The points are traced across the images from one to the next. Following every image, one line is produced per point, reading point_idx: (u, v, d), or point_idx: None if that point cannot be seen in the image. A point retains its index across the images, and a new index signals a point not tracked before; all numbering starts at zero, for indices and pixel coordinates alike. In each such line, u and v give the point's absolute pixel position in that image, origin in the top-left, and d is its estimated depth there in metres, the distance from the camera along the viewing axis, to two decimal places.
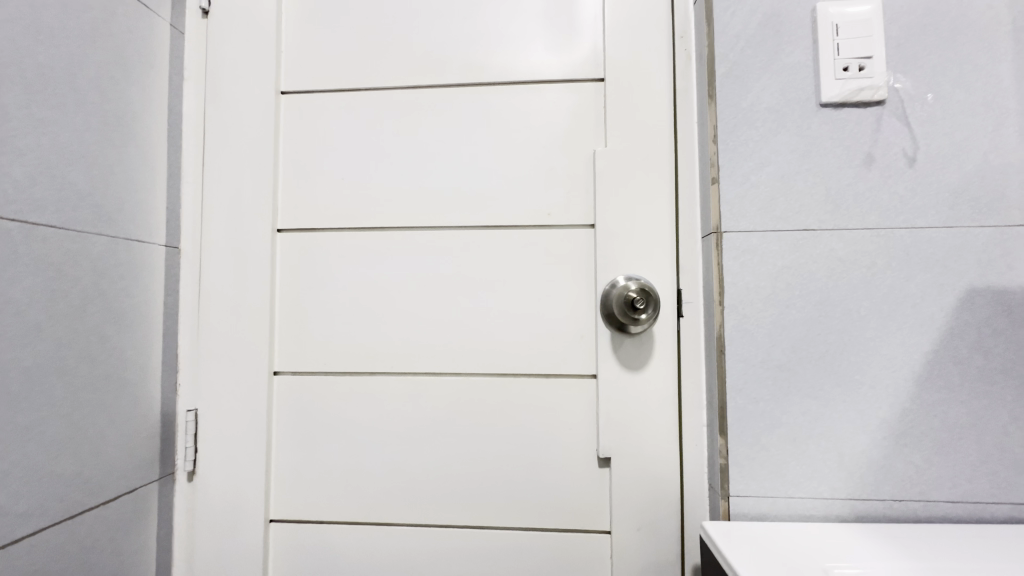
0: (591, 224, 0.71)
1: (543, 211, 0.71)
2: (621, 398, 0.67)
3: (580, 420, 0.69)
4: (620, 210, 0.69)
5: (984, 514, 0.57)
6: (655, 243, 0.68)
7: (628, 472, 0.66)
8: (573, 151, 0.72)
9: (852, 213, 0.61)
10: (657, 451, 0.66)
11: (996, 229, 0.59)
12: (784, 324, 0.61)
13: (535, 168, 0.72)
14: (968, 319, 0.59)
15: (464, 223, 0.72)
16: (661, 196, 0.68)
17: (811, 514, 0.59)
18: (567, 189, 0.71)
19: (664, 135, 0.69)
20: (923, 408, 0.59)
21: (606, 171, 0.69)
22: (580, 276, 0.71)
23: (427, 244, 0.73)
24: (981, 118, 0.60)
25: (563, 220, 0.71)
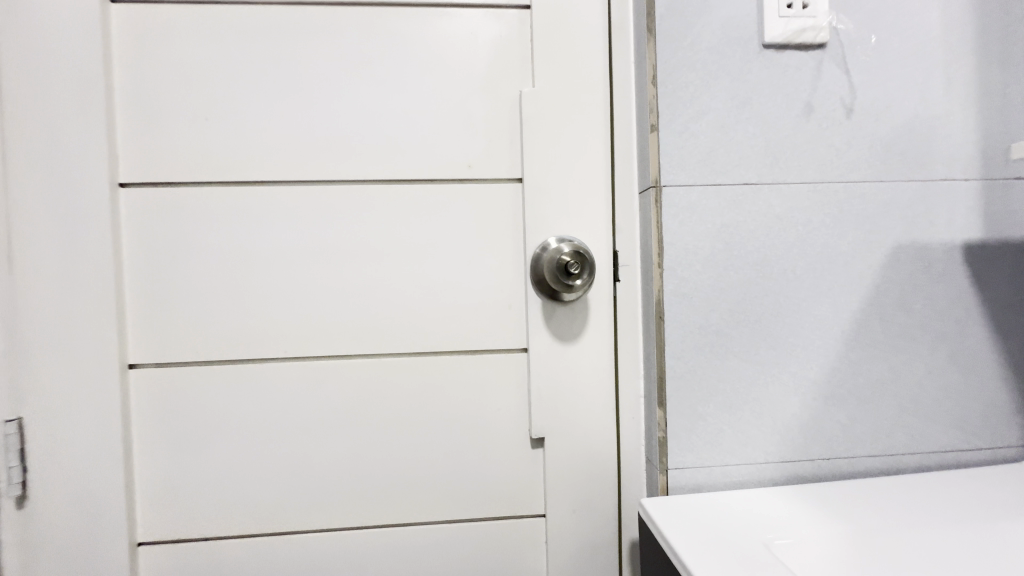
0: (518, 178, 0.62)
1: (462, 162, 0.61)
2: (553, 372, 0.61)
3: (507, 401, 0.62)
4: (549, 162, 0.60)
5: (899, 465, 0.59)
6: (589, 200, 0.61)
7: (561, 452, 0.61)
8: (495, 92, 0.61)
9: (791, 165, 0.57)
10: (590, 428, 0.61)
11: (921, 184, 0.58)
12: (721, 287, 0.57)
13: (451, 112, 0.61)
14: (892, 277, 0.59)
15: (369, 176, 0.60)
16: (595, 146, 0.60)
17: (745, 480, 0.58)
18: (489, 137, 0.61)
19: (598, 75, 0.60)
20: (850, 367, 0.58)
21: (533, 116, 0.60)
22: (506, 239, 0.62)
23: (321, 203, 0.60)
24: (914, 69, 0.58)
25: (486, 174, 0.61)
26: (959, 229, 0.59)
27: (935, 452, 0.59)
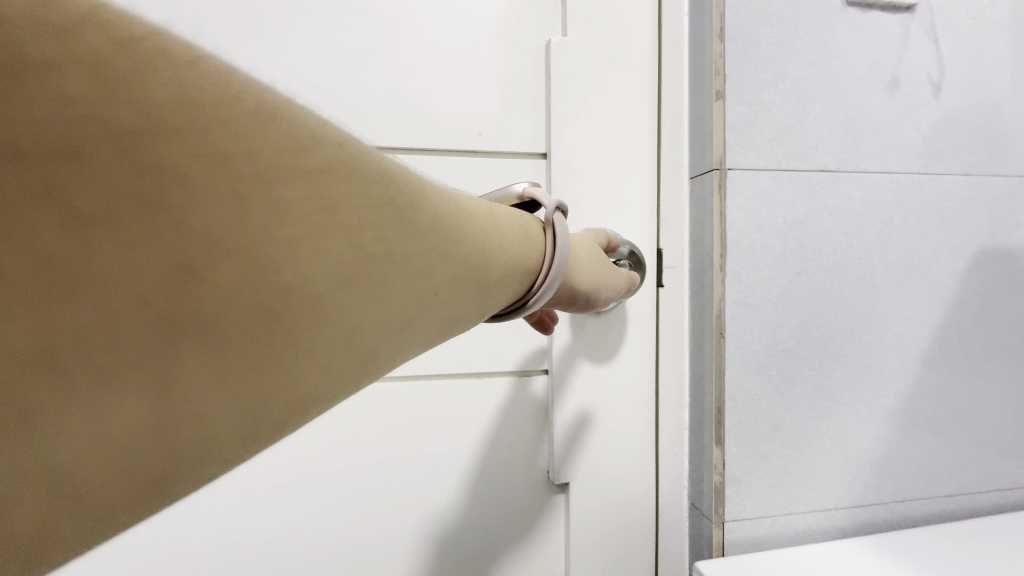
0: (540, 155, 0.49)
1: (470, 130, 0.47)
2: (585, 399, 0.49)
3: (525, 437, 0.50)
4: (582, 133, 0.48)
5: (973, 505, 0.51)
6: (628, 185, 0.49)
7: (590, 499, 0.50)
8: (514, 41, 0.48)
9: (872, 151, 0.47)
10: (625, 469, 0.50)
11: (1008, 179, 0.50)
12: (792, 297, 0.46)
13: (458, 61, 0.47)
14: (975, 287, 0.50)
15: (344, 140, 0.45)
16: (639, 118, 0.49)
17: (811, 531, 0.48)
18: (506, 98, 0.48)
19: (642, 30, 0.49)
20: (927, 392, 0.50)
21: (563, 74, 0.47)
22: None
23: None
24: (1004, 44, 0.50)
25: (500, 147, 0.48)
26: None
27: (1010, 488, 0.52)
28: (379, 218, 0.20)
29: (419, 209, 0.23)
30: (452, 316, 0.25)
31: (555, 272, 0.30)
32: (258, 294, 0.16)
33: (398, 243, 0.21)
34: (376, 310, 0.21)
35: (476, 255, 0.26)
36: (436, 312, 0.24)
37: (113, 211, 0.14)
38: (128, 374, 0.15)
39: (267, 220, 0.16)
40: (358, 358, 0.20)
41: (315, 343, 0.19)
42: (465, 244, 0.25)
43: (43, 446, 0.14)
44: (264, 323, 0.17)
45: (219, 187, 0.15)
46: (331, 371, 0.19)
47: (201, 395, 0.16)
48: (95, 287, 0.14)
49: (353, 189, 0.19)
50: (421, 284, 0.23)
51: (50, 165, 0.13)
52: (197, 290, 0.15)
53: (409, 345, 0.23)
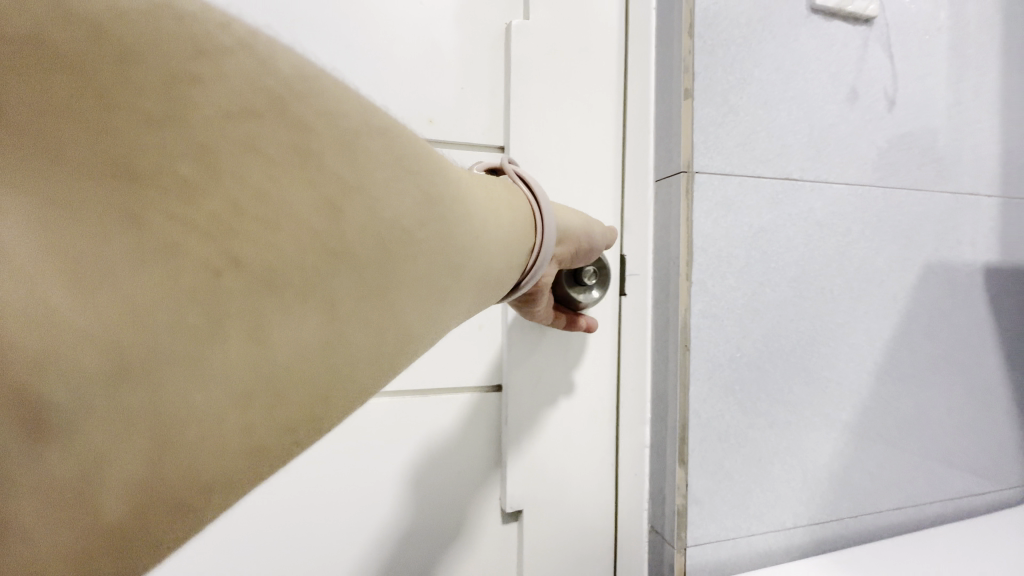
0: (498, 148, 0.45)
1: (420, 116, 0.43)
2: (542, 418, 0.45)
3: (476, 459, 0.46)
4: (544, 126, 0.44)
5: (919, 517, 0.51)
6: (592, 185, 0.45)
7: (544, 530, 0.46)
8: (472, 21, 0.44)
9: (833, 161, 0.47)
10: (582, 495, 0.46)
11: (952, 197, 0.52)
12: (756, 308, 0.45)
13: (408, 38, 0.42)
14: (923, 300, 0.51)
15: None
16: (606, 113, 0.45)
17: (772, 552, 0.46)
18: (462, 83, 0.44)
19: (610, 18, 0.45)
20: (880, 405, 0.49)
21: (525, 60, 0.43)
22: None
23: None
24: (949, 65, 0.51)
25: (453, 136, 0.44)
26: (982, 250, 0.53)
27: (952, 499, 0.53)
28: (440, 174, 0.23)
29: (462, 176, 0.26)
30: (501, 272, 0.28)
31: (543, 246, 0.30)
32: (377, 224, 0.19)
33: (456, 198, 0.24)
34: (453, 250, 0.23)
35: (507, 218, 0.28)
36: (491, 264, 0.26)
37: (283, 158, 0.17)
38: (310, 289, 0.17)
39: (375, 165, 0.20)
40: (443, 293, 0.23)
41: (415, 273, 0.21)
42: (498, 208, 0.28)
43: (251, 357, 0.16)
44: (385, 252, 0.20)
45: (341, 137, 0.18)
46: (424, 300, 0.22)
47: (355, 316, 0.19)
48: (278, 218, 0.17)
49: (420, 147, 0.22)
50: (476, 236, 0.25)
51: (246, 126, 0.16)
52: (339, 219, 0.18)
53: (472, 292, 0.26)
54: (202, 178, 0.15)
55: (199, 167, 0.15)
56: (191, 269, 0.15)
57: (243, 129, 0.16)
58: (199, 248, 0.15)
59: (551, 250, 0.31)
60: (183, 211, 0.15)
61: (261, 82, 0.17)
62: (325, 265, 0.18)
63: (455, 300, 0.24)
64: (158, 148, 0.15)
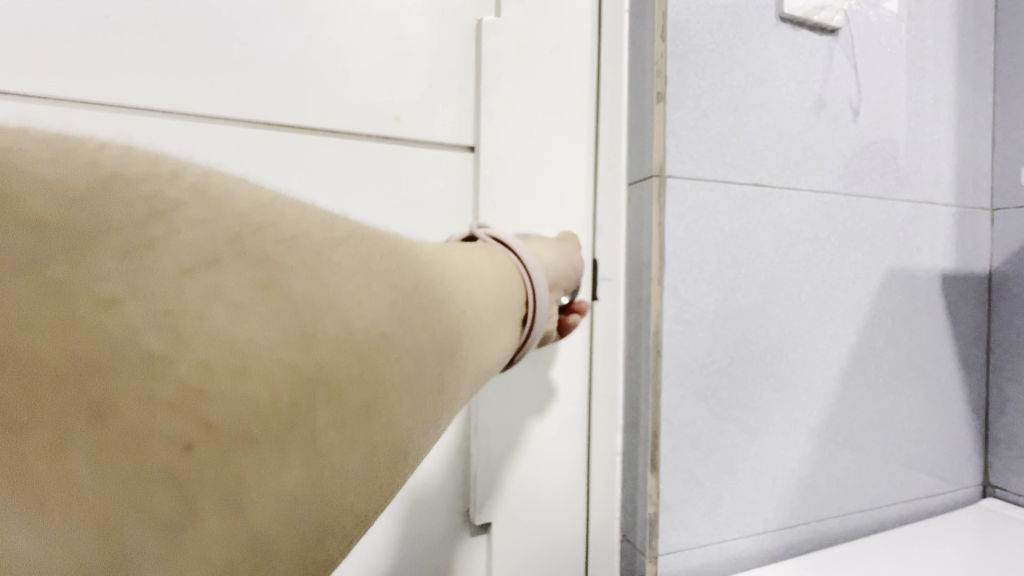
0: (467, 148, 0.44)
1: (386, 112, 0.41)
2: (514, 426, 0.44)
3: (444, 467, 0.45)
4: (515, 126, 0.43)
5: (882, 519, 0.52)
6: (563, 187, 0.45)
7: (513, 541, 0.45)
8: (442, 17, 0.43)
9: (800, 169, 0.47)
10: (553, 505, 0.45)
11: (912, 205, 0.53)
12: (727, 313, 0.44)
13: (375, 32, 0.41)
14: (885, 306, 0.52)
15: (227, 114, 0.37)
16: (580, 115, 0.45)
17: (742, 558, 0.46)
18: (431, 80, 0.43)
19: (585, 19, 0.45)
20: (846, 410, 0.50)
21: (495, 59, 0.43)
22: (447, 232, 0.44)
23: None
24: (909, 78, 0.53)
25: (421, 134, 0.43)
26: (939, 257, 0.55)
27: (912, 500, 0.54)
28: (412, 260, 0.22)
29: (434, 257, 0.25)
30: (493, 340, 0.27)
31: (537, 293, 0.32)
32: (357, 338, 0.18)
33: (435, 278, 0.23)
34: (443, 335, 0.22)
35: (488, 285, 0.28)
36: (482, 335, 0.25)
37: (246, 297, 0.16)
38: (290, 432, 0.16)
39: (343, 275, 0.18)
40: (439, 384, 0.21)
41: (406, 375, 0.19)
42: (477, 276, 0.27)
43: (230, 525, 0.14)
44: (368, 365, 0.18)
45: (304, 258, 0.18)
46: (421, 399, 0.20)
47: (344, 445, 0.17)
48: (248, 366, 0.15)
49: (385, 239, 0.21)
50: (461, 312, 0.24)
51: (202, 276, 0.15)
52: (316, 346, 0.17)
53: (470, 372, 0.24)
54: (165, 348, 0.14)
55: (162, 337, 0.14)
56: (155, 454, 0.14)
57: (202, 282, 0.15)
58: (165, 424, 0.14)
59: (545, 298, 0.32)
60: (143, 389, 0.14)
61: (215, 230, 0.16)
62: (306, 399, 0.16)
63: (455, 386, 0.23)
64: (115, 327, 0.14)
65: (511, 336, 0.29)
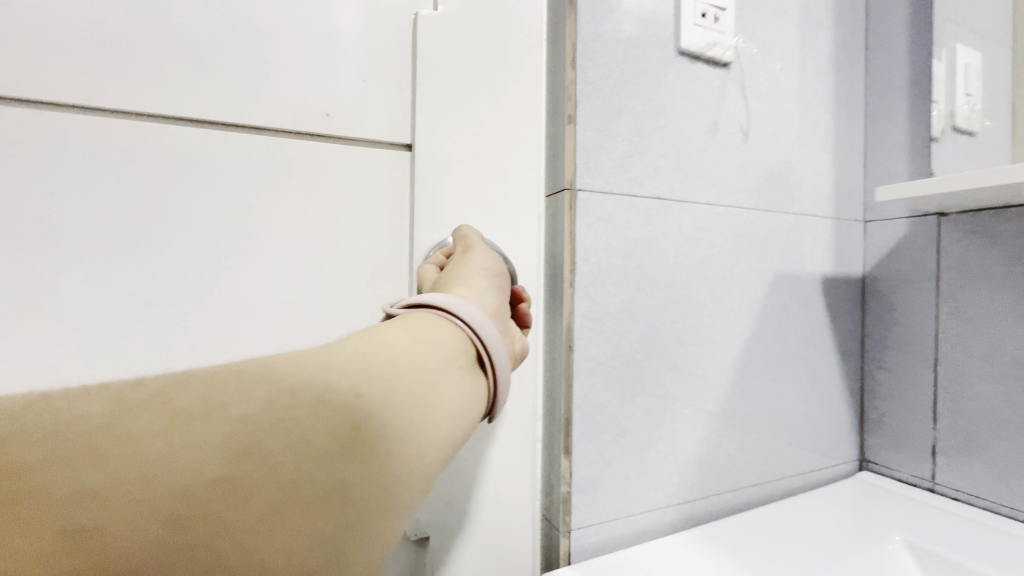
0: (403, 145, 0.48)
1: (317, 109, 0.44)
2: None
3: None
4: (450, 121, 0.46)
5: (771, 492, 0.60)
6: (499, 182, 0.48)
7: (452, 554, 0.46)
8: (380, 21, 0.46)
9: (698, 185, 0.54)
10: (491, 520, 0.47)
11: (796, 217, 0.61)
12: (632, 311, 0.50)
13: (312, 35, 0.44)
14: (773, 305, 0.59)
15: (166, 113, 0.39)
16: (521, 110, 0.49)
17: (647, 530, 0.51)
18: (369, 81, 0.46)
19: (531, 24, 0.49)
20: (740, 396, 0.57)
21: (432, 55, 0.46)
22: (381, 225, 0.47)
23: (74, 145, 0.37)
24: (792, 106, 0.61)
25: (353, 131, 0.45)
26: (820, 262, 0.63)
27: (798, 475, 0.62)
28: (270, 376, 0.22)
29: (299, 368, 0.23)
30: (419, 402, 0.24)
31: (479, 328, 0.29)
32: (154, 512, 0.18)
33: (299, 383, 0.22)
34: (314, 437, 0.21)
35: (396, 362, 0.25)
36: (392, 407, 0.23)
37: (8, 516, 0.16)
38: None
39: (133, 450, 0.18)
40: (324, 489, 0.20)
41: (252, 507, 0.19)
42: (382, 345, 0.25)
43: None
44: (182, 530, 0.18)
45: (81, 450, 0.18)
46: (283, 527, 0.19)
47: None
48: None
49: (208, 389, 0.21)
50: (346, 400, 0.22)
51: None
52: (128, 521, 0.17)
53: (388, 453, 0.22)
54: None
55: None
56: None
57: None
58: None
59: (490, 334, 0.30)
60: None
61: None
62: None
63: (355, 480, 0.21)
64: None
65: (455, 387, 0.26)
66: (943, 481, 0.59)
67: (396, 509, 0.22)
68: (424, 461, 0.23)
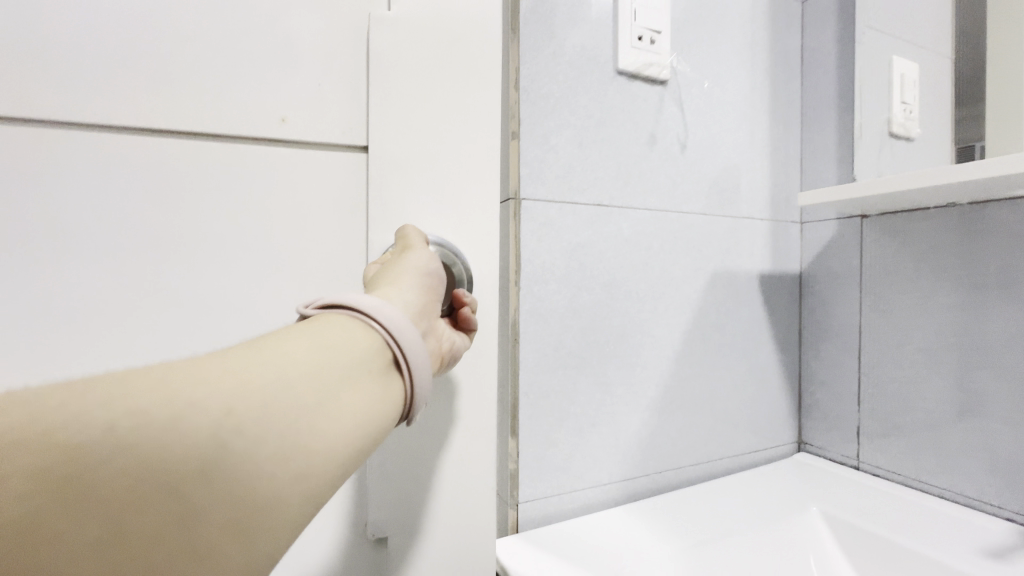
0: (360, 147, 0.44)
1: (271, 113, 0.41)
2: (416, 455, 0.44)
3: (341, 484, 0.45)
4: (404, 122, 0.43)
5: (711, 470, 0.66)
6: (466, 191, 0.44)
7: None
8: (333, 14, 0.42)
9: (637, 192, 0.59)
10: (453, 538, 0.44)
11: (734, 220, 0.67)
12: (574, 307, 0.55)
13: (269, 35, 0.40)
14: (711, 299, 0.65)
15: (122, 125, 0.37)
16: (488, 108, 0.45)
17: (591, 503, 0.57)
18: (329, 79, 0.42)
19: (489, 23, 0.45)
20: (680, 383, 0.63)
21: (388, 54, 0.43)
22: (344, 232, 0.44)
23: (29, 157, 0.35)
24: (729, 118, 0.66)
25: (309, 136, 0.42)
26: (757, 261, 0.69)
27: (737, 455, 0.68)
28: (114, 396, 0.20)
29: (159, 385, 0.21)
30: (306, 425, 0.23)
31: (397, 332, 0.29)
32: None
33: (143, 406, 0.20)
34: (166, 467, 0.20)
35: (282, 377, 0.23)
36: (261, 435, 0.22)
37: None
38: None
39: None
40: (177, 519, 0.20)
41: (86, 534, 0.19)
42: (262, 360, 0.23)
43: None
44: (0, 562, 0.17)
45: None
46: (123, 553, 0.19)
47: None
48: None
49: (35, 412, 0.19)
50: (217, 423, 0.21)
51: None
52: None
53: (258, 481, 0.22)
54: None
55: None
56: None
57: None
58: None
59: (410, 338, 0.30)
60: None
61: None
62: None
63: (204, 507, 0.20)
64: None
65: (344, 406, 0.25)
66: (866, 459, 0.65)
67: (259, 533, 0.22)
68: (301, 484, 0.23)
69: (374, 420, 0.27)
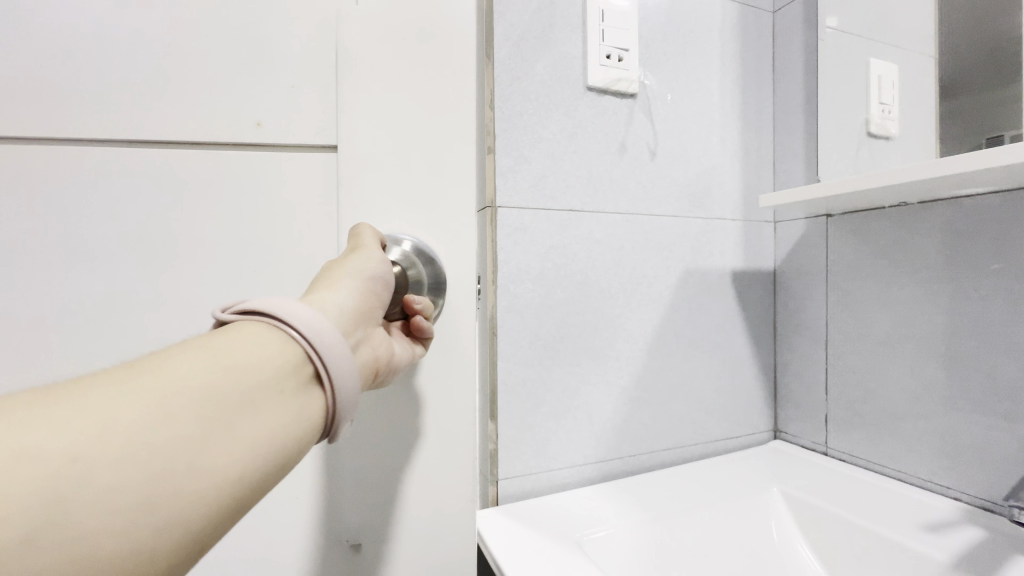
0: (332, 147, 0.45)
1: (247, 119, 0.43)
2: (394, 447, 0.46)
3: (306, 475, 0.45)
4: (378, 127, 0.45)
5: (685, 455, 0.70)
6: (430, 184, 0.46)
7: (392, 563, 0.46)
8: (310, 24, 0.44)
9: (608, 197, 0.65)
10: (427, 523, 0.46)
11: (705, 221, 0.71)
12: (548, 304, 0.61)
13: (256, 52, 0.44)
14: (683, 295, 0.70)
15: (113, 139, 0.40)
16: (462, 116, 0.47)
17: (567, 482, 0.63)
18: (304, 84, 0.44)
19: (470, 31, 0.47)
20: (652, 373, 0.68)
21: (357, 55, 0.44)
22: (316, 234, 0.45)
23: (32, 175, 0.39)
24: (699, 125, 0.71)
25: (283, 138, 0.44)
26: (729, 259, 0.73)
27: (711, 441, 0.72)
28: None
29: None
30: (175, 464, 0.22)
31: (319, 345, 0.28)
32: None
33: None
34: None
35: (143, 414, 0.22)
36: (116, 481, 0.20)
37: None
38: None
39: None
40: None
41: None
42: (128, 395, 0.22)
43: None
44: None
45: None
46: None
47: None
48: None
49: None
50: (59, 473, 0.19)
51: None
52: None
53: (114, 534, 0.20)
54: None
55: None
56: None
57: None
58: None
59: (334, 353, 0.28)
60: None
61: None
62: None
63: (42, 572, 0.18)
64: None
65: (221, 456, 0.23)
66: (834, 445, 0.68)
67: None
68: (166, 530, 0.21)
69: (264, 456, 0.25)
